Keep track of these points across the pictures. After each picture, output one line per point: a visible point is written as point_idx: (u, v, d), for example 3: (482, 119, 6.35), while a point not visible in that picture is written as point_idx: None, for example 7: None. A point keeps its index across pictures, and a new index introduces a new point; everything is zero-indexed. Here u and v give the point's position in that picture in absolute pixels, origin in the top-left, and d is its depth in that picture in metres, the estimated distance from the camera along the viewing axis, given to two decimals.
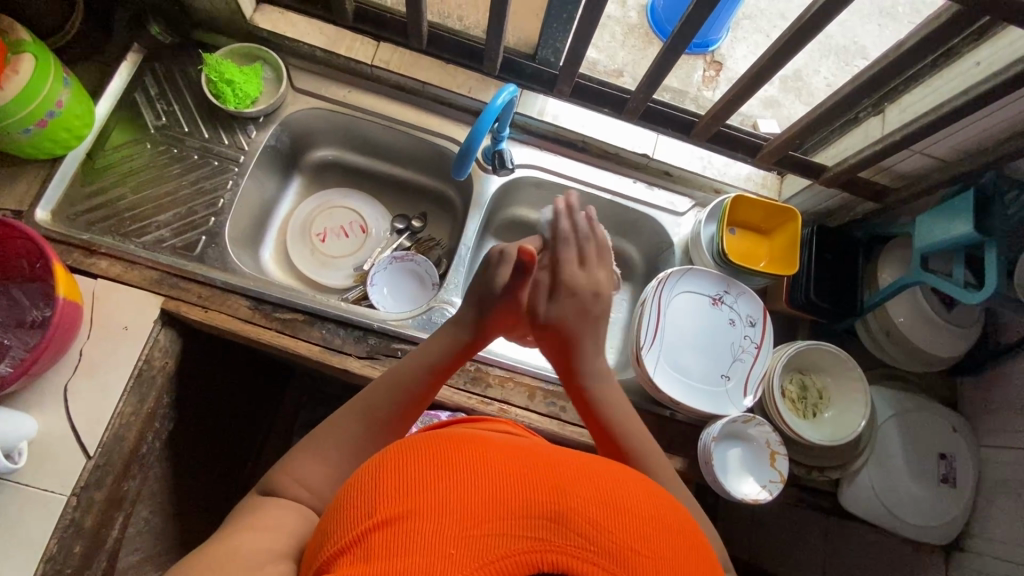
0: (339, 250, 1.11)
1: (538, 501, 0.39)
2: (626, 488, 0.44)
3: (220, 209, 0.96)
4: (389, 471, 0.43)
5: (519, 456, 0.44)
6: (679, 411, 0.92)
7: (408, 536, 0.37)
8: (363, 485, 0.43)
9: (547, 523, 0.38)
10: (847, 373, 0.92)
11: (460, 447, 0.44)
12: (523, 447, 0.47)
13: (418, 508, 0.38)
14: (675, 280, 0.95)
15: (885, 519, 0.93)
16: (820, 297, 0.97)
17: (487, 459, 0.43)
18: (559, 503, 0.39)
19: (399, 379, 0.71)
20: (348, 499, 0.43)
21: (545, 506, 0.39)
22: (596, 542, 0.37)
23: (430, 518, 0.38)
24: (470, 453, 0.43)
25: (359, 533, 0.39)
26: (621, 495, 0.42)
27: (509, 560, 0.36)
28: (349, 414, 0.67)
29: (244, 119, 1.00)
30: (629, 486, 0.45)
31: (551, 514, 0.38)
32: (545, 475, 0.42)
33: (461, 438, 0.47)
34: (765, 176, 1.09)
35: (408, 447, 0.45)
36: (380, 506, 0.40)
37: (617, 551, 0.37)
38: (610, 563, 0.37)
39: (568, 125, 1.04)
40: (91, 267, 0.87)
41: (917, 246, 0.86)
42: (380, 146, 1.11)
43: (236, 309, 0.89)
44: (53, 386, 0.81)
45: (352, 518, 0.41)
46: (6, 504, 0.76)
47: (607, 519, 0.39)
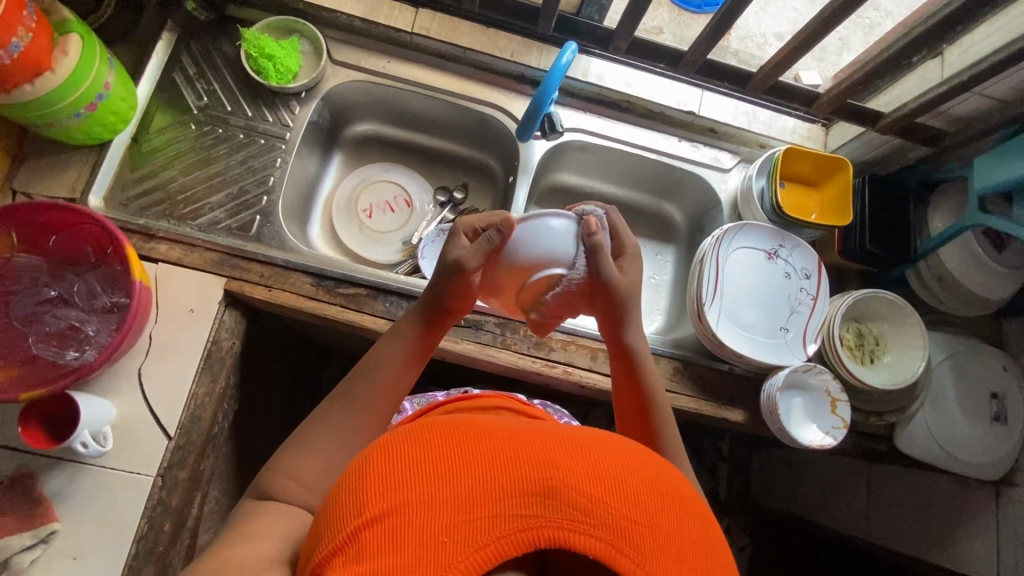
0: (385, 225, 1.11)
1: (529, 479, 0.39)
2: (617, 453, 0.43)
3: (271, 188, 0.95)
4: (374, 466, 0.41)
5: (507, 431, 0.43)
6: (740, 364, 0.93)
7: (396, 530, 0.37)
8: (351, 482, 0.42)
9: (537, 499, 0.38)
10: (904, 320, 0.94)
11: (444, 429, 0.43)
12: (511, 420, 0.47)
13: (406, 502, 0.38)
14: (732, 236, 0.95)
15: (939, 457, 0.95)
16: (875, 245, 0.98)
17: (471, 440, 0.42)
18: (549, 477, 0.39)
19: (376, 359, 0.68)
20: (338, 495, 0.42)
21: (536, 483, 0.39)
22: (590, 515, 0.38)
23: (421, 510, 0.38)
24: (455, 434, 0.42)
25: (349, 532, 0.38)
26: (614, 460, 0.42)
27: (505, 540, 0.37)
28: (333, 401, 0.65)
29: (286, 95, 0.98)
30: (623, 450, 0.44)
31: (542, 490, 0.39)
32: (536, 449, 0.41)
33: (447, 419, 0.45)
34: (809, 128, 1.09)
35: (394, 437, 0.43)
36: (368, 501, 0.39)
37: (612, 521, 0.38)
38: (605, 534, 0.37)
39: (613, 85, 1.03)
40: (151, 251, 0.86)
41: (974, 188, 0.87)
42: (419, 117, 1.10)
43: (300, 287, 0.89)
44: (128, 370, 0.81)
45: (344, 515, 0.40)
46: (94, 487, 0.77)
47: (599, 489, 0.39)
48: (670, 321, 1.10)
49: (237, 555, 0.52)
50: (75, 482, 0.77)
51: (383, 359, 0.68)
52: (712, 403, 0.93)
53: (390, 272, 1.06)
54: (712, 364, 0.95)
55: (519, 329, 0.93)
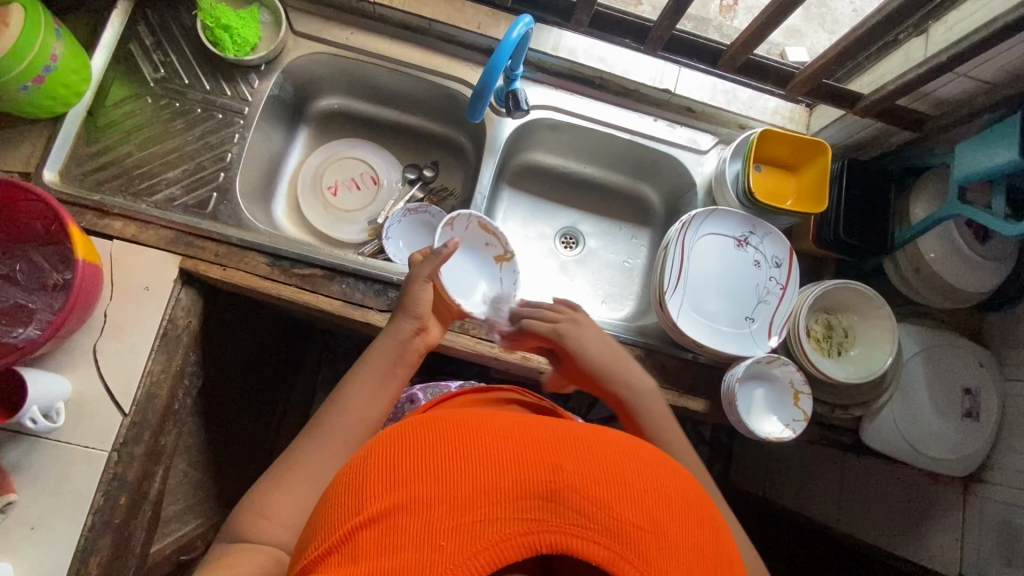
0: (352, 203, 1.09)
1: (534, 481, 0.39)
2: (627, 458, 0.43)
3: (229, 164, 0.94)
4: (377, 466, 0.42)
5: (516, 431, 0.43)
6: (703, 353, 0.91)
7: (395, 530, 0.37)
8: (353, 481, 0.42)
9: (540, 504, 0.38)
10: (874, 313, 0.91)
11: (451, 430, 0.43)
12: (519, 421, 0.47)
13: (407, 502, 0.38)
14: (700, 221, 0.93)
15: (905, 453, 0.94)
16: (849, 234, 0.94)
17: (476, 442, 0.42)
18: (554, 480, 0.39)
19: (346, 389, 0.70)
20: (338, 494, 0.43)
21: (539, 485, 0.39)
22: (594, 520, 0.38)
23: (421, 512, 0.38)
24: (460, 435, 0.43)
25: (346, 531, 0.39)
26: (622, 463, 0.42)
27: (504, 544, 0.37)
28: (306, 434, 0.66)
29: (245, 68, 0.96)
30: (634, 455, 0.44)
31: (545, 494, 0.38)
32: (541, 452, 0.41)
33: (453, 419, 0.45)
34: (792, 109, 1.04)
35: (396, 439, 0.44)
36: (368, 502, 0.40)
37: (618, 527, 0.38)
38: (610, 541, 0.37)
39: (585, 61, 0.99)
40: (106, 228, 0.85)
41: (953, 176, 0.83)
42: (387, 92, 1.07)
43: (254, 267, 0.88)
44: (83, 347, 0.82)
45: (340, 516, 0.40)
46: (50, 460, 0.78)
47: (604, 493, 0.39)
48: (640, 307, 1.07)
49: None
50: (31, 456, 0.78)
51: (354, 387, 0.70)
52: (672, 392, 0.91)
53: (355, 252, 1.05)
54: (676, 353, 0.93)
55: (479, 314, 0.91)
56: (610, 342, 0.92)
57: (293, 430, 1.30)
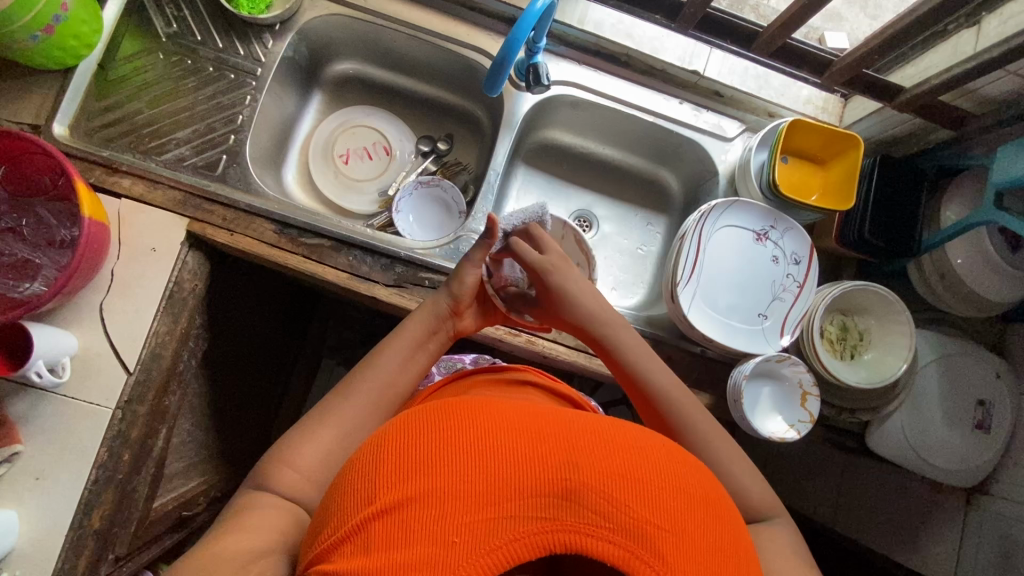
0: (363, 173, 1.07)
1: (550, 478, 0.38)
2: (642, 451, 0.42)
3: (240, 126, 0.92)
4: (390, 454, 0.41)
5: (531, 424, 0.42)
6: (711, 348, 0.89)
7: (408, 524, 0.36)
8: (365, 468, 0.41)
9: (556, 501, 0.37)
10: (892, 318, 0.88)
11: (464, 418, 0.42)
12: (533, 410, 0.46)
13: (419, 495, 0.37)
14: (719, 213, 0.90)
15: (910, 460, 0.92)
16: (874, 235, 0.91)
17: (489, 433, 0.41)
18: (570, 478, 0.38)
19: (375, 360, 0.67)
20: (350, 481, 0.42)
21: (554, 482, 0.38)
22: (611, 518, 0.37)
23: (434, 505, 0.37)
24: (474, 424, 0.41)
25: (360, 521, 0.38)
26: (639, 458, 0.41)
27: (517, 542, 0.36)
28: (333, 397, 0.64)
29: (259, 27, 0.93)
30: (650, 447, 0.43)
31: (561, 492, 0.38)
32: (556, 446, 0.40)
33: (465, 405, 0.44)
34: (826, 99, 0.99)
35: (409, 426, 0.43)
36: (381, 492, 0.39)
37: (633, 526, 0.37)
38: (625, 540, 0.36)
39: (612, 37, 0.95)
40: (114, 185, 0.85)
41: (991, 180, 0.79)
42: (404, 59, 1.04)
43: (262, 234, 0.87)
44: (89, 304, 0.82)
45: (354, 503, 0.39)
46: (56, 413, 0.79)
47: (621, 492, 0.38)
48: (651, 296, 1.04)
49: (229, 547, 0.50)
50: (38, 407, 0.79)
51: (383, 359, 0.67)
52: None
53: (364, 223, 1.03)
54: (684, 346, 0.91)
55: None
56: None
57: (295, 395, 1.31)
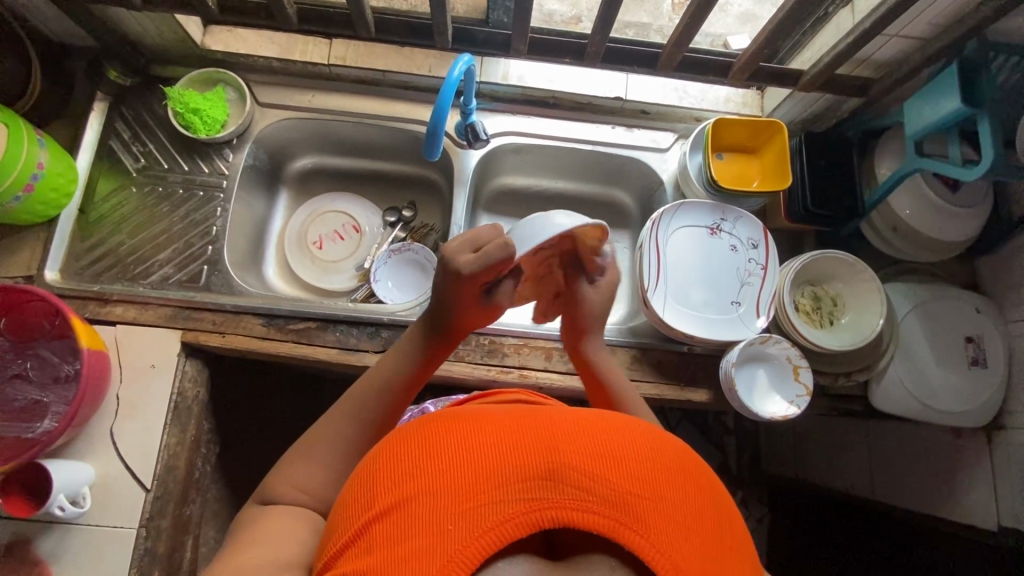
0: (337, 254, 1.13)
1: (533, 462, 0.40)
2: (619, 431, 0.44)
3: (215, 236, 0.99)
4: (385, 462, 0.43)
5: (515, 417, 0.45)
6: (696, 344, 0.92)
7: (404, 519, 0.38)
8: (363, 479, 0.43)
9: (539, 483, 0.39)
10: (859, 277, 0.92)
11: (451, 420, 0.44)
12: (518, 409, 0.48)
13: (413, 494, 0.39)
14: (670, 218, 0.96)
15: (917, 411, 0.93)
16: (819, 206, 0.96)
17: (474, 431, 0.43)
18: (552, 459, 0.40)
19: (385, 369, 0.69)
20: (350, 493, 0.44)
21: (537, 466, 0.40)
22: (594, 492, 0.38)
23: (427, 500, 0.39)
24: (460, 425, 0.44)
25: (361, 525, 0.40)
26: (618, 438, 0.43)
27: (508, 524, 0.37)
28: (346, 402, 0.66)
29: (218, 145, 1.02)
30: (628, 427, 0.45)
31: (544, 474, 0.39)
32: (538, 434, 0.42)
33: (452, 411, 0.46)
34: (744, 95, 1.08)
35: (402, 434, 0.45)
36: (378, 497, 0.41)
37: (616, 497, 0.38)
38: (609, 510, 0.38)
39: (536, 84, 1.04)
40: (108, 315, 0.90)
41: (908, 133, 0.84)
42: (357, 144, 1.12)
43: (252, 329, 0.92)
44: (99, 431, 0.86)
45: (356, 510, 0.41)
46: (82, 545, 0.81)
47: (602, 468, 0.40)
48: (631, 310, 1.08)
49: (249, 558, 0.50)
50: (64, 543, 0.81)
51: (394, 374, 0.69)
52: (673, 386, 0.92)
53: (347, 299, 1.08)
54: (670, 347, 0.94)
55: (471, 340, 0.93)
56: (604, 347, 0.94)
57: None
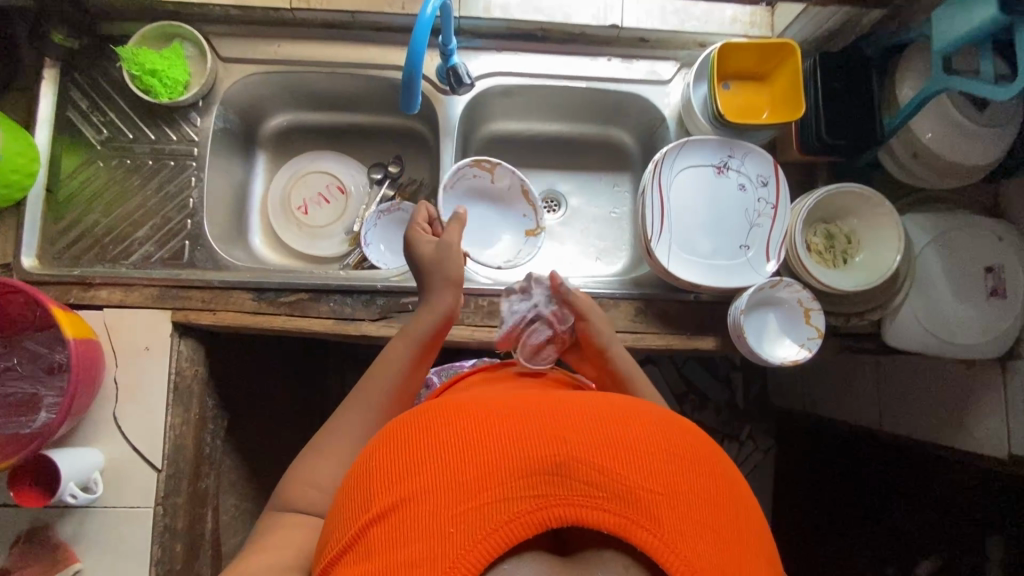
0: (324, 218, 1.08)
1: (539, 457, 0.38)
2: (629, 418, 0.42)
3: (193, 209, 0.93)
4: (381, 458, 0.41)
5: (519, 406, 0.43)
6: (703, 291, 0.89)
7: (401, 518, 0.37)
8: (359, 476, 0.42)
9: (546, 479, 0.37)
10: (875, 212, 0.86)
11: (452, 412, 0.42)
12: (522, 395, 0.46)
13: (412, 494, 0.37)
14: (674, 158, 0.90)
15: (933, 346, 0.90)
16: (833, 136, 0.89)
17: (477, 423, 0.41)
18: (559, 452, 0.38)
19: (387, 364, 0.70)
20: (347, 492, 0.42)
21: (543, 461, 0.38)
22: (604, 488, 0.37)
23: (427, 501, 0.37)
24: (460, 417, 0.41)
25: (358, 528, 0.38)
26: (629, 426, 0.41)
27: (513, 524, 0.36)
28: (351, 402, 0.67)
29: (184, 108, 0.95)
30: (638, 414, 0.43)
31: (551, 469, 0.37)
32: (544, 426, 0.40)
33: (452, 401, 0.44)
34: (752, 13, 0.98)
35: (399, 427, 0.43)
36: (374, 497, 0.39)
37: (627, 493, 0.37)
38: (621, 506, 0.36)
39: (522, 16, 0.94)
40: (94, 299, 0.87)
41: (935, 48, 0.76)
42: (333, 97, 1.04)
43: (243, 304, 0.89)
44: (103, 417, 0.85)
45: (353, 511, 0.40)
46: (102, 526, 0.83)
47: (612, 462, 0.38)
48: (635, 258, 1.04)
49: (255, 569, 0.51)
50: (84, 526, 0.83)
51: (395, 366, 0.70)
52: (680, 336, 0.90)
53: (339, 265, 1.04)
54: (676, 296, 0.91)
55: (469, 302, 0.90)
56: (607, 301, 0.90)
57: None
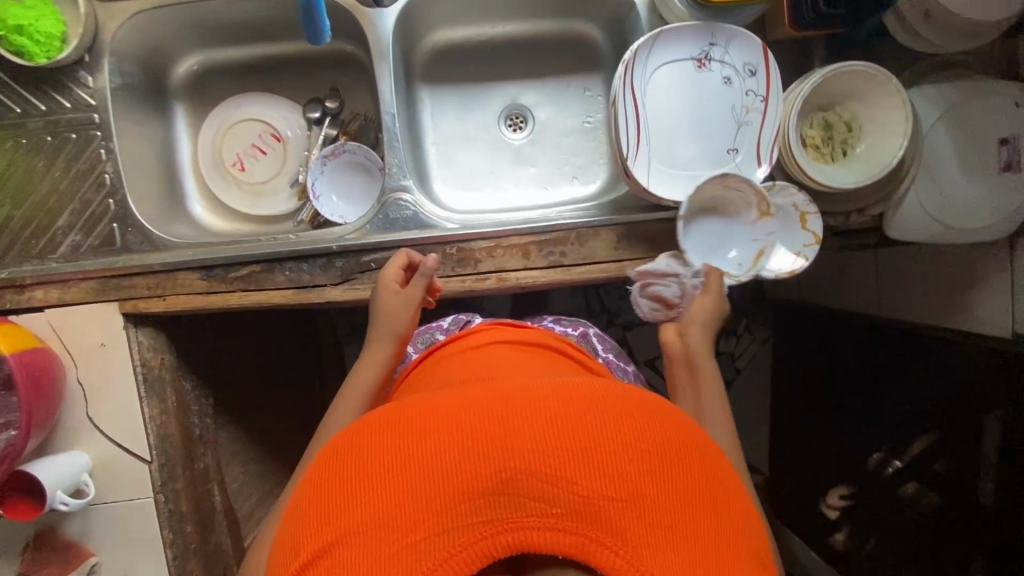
0: (265, 171, 0.97)
1: (480, 480, 0.39)
2: (574, 417, 0.42)
3: (112, 186, 0.83)
4: (320, 492, 0.42)
5: (458, 417, 0.43)
6: (690, 207, 0.80)
7: (342, 561, 0.38)
8: (299, 508, 0.43)
9: (489, 502, 0.38)
10: (881, 91, 0.75)
11: (390, 434, 0.43)
12: (464, 398, 0.46)
13: (350, 532, 0.38)
14: (647, 56, 0.78)
15: (937, 236, 0.83)
16: (830, 4, 0.78)
17: (415, 446, 0.41)
18: (502, 471, 0.39)
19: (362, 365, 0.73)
20: (289, 523, 0.43)
21: (486, 483, 0.39)
22: (548, 504, 0.38)
23: (364, 539, 0.38)
24: (397, 440, 0.42)
25: (299, 566, 0.40)
26: (573, 427, 0.41)
27: (456, 554, 0.37)
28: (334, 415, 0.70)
29: (69, 67, 0.81)
30: (583, 410, 0.43)
31: (495, 490, 0.39)
32: (486, 442, 0.41)
33: (390, 419, 0.45)
34: None
35: (339, 454, 0.44)
36: (312, 536, 0.40)
37: (575, 505, 0.38)
38: (566, 522, 0.38)
39: None
40: (31, 301, 0.81)
41: None
42: (250, 24, 0.91)
43: (192, 285, 0.82)
44: (76, 420, 0.82)
45: (292, 548, 0.41)
46: (108, 519, 0.83)
47: (555, 475, 0.39)
48: (614, 174, 0.94)
49: None
50: (89, 523, 0.83)
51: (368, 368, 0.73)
52: (670, 259, 0.82)
53: (293, 222, 0.95)
54: (660, 216, 0.82)
55: (437, 252, 0.82)
56: (586, 231, 0.82)
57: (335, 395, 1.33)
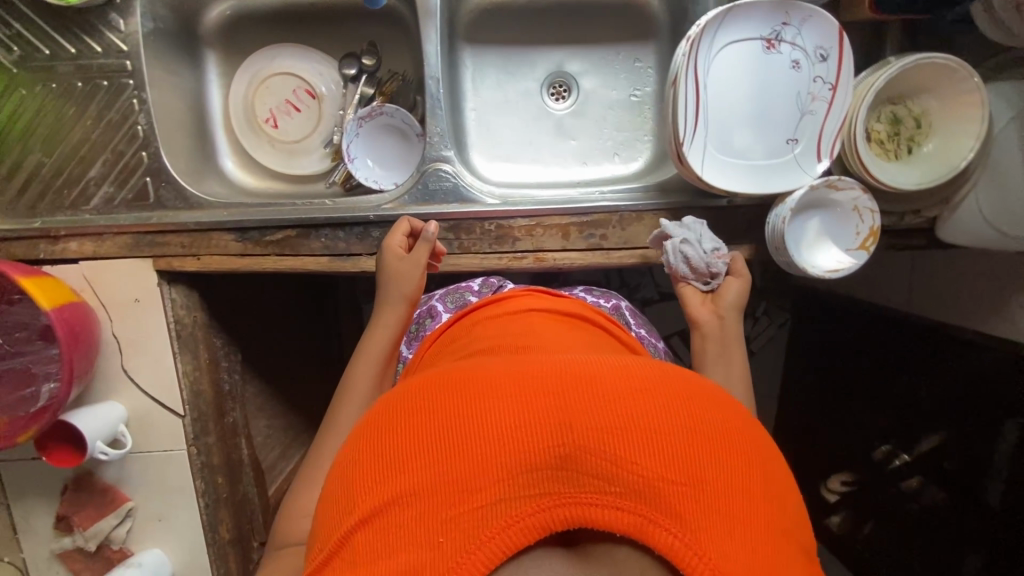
0: (300, 128, 0.94)
1: (539, 452, 0.39)
2: (633, 396, 0.42)
3: (145, 139, 0.80)
4: (370, 454, 0.42)
5: (513, 387, 0.42)
6: (739, 197, 0.77)
7: (393, 524, 0.38)
8: (348, 470, 0.43)
9: (547, 475, 0.38)
10: (959, 88, 0.71)
11: (444, 398, 0.43)
12: (518, 368, 0.46)
13: (403, 495, 0.38)
14: (715, 32, 0.73)
15: (991, 242, 0.80)
16: None
17: (472, 412, 0.41)
18: (562, 445, 0.39)
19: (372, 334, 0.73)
20: (337, 485, 0.43)
21: (545, 454, 0.39)
22: (609, 480, 0.38)
23: (417, 504, 0.38)
24: (452, 406, 0.42)
25: (348, 528, 0.40)
26: (634, 405, 0.41)
27: (511, 528, 0.37)
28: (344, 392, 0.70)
29: (100, 8, 0.77)
30: (643, 389, 0.43)
31: (555, 463, 0.38)
32: (546, 414, 0.40)
33: (443, 385, 0.44)
34: None
35: (390, 417, 0.44)
36: (363, 498, 0.40)
37: (636, 485, 0.37)
38: (626, 500, 0.37)
39: None
40: (65, 252, 0.80)
41: None
42: None
43: (226, 246, 0.81)
44: (111, 371, 0.83)
45: (341, 511, 0.41)
46: (143, 467, 0.86)
47: (617, 451, 0.38)
48: (659, 153, 0.91)
49: None
50: (125, 469, 0.86)
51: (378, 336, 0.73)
52: None
53: (325, 184, 0.93)
54: (708, 204, 0.79)
55: (475, 228, 0.80)
56: (629, 215, 0.80)
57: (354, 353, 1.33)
